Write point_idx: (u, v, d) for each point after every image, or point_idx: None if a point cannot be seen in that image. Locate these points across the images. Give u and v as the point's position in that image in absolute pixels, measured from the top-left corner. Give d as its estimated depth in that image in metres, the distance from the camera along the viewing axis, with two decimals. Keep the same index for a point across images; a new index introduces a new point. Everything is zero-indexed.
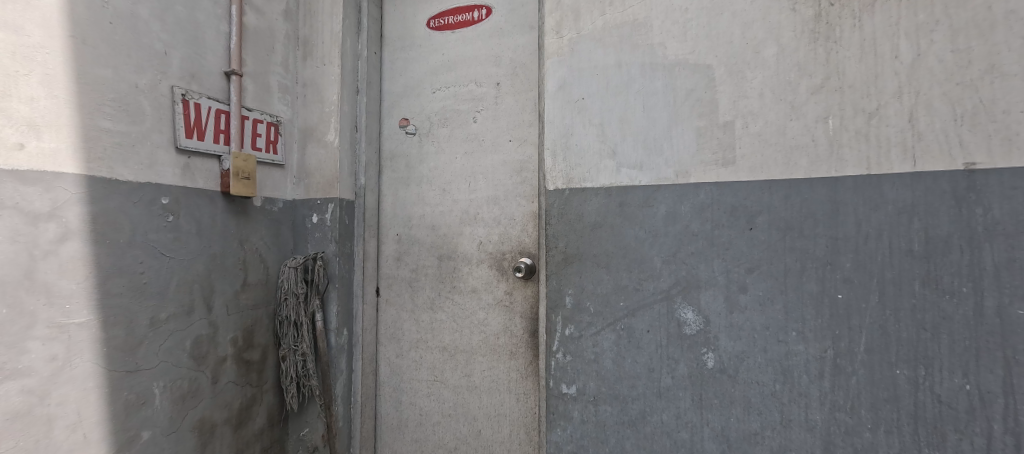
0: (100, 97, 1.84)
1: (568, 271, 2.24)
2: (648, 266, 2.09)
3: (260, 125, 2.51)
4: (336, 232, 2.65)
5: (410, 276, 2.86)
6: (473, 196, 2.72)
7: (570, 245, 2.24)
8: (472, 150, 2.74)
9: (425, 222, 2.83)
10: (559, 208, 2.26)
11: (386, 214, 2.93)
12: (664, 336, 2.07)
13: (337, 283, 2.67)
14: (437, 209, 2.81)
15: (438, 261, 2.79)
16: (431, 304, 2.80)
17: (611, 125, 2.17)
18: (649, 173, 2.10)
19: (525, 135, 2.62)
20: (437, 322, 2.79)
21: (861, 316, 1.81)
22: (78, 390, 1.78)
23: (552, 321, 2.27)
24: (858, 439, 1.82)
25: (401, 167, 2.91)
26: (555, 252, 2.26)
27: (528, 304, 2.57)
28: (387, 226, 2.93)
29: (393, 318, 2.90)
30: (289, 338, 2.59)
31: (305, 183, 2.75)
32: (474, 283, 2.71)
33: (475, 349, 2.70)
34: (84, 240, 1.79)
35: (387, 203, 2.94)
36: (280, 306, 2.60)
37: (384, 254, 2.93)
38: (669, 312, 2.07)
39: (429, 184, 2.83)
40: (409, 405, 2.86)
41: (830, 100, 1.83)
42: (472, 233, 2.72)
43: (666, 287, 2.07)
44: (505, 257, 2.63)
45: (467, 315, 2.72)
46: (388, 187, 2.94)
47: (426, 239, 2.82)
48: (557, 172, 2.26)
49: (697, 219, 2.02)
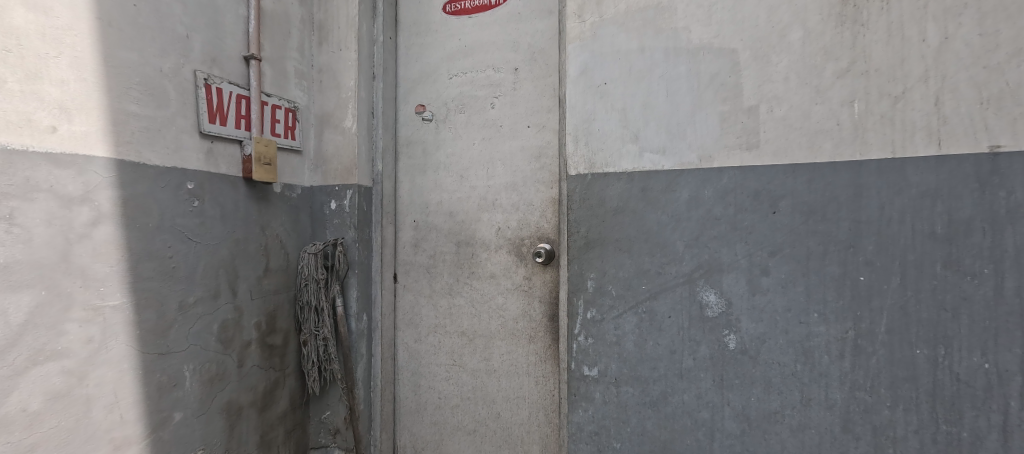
0: (127, 80, 1.82)
1: (590, 256, 2.26)
2: (671, 250, 2.12)
3: (278, 110, 2.51)
4: (354, 219, 2.68)
5: (428, 263, 2.88)
6: (491, 182, 2.74)
7: (591, 230, 2.26)
8: (490, 137, 2.75)
9: (443, 209, 2.85)
10: (581, 194, 2.28)
11: (403, 201, 2.95)
12: (685, 319, 2.11)
13: (357, 269, 2.70)
14: (455, 196, 2.82)
15: (456, 248, 2.82)
16: (449, 290, 2.83)
17: (634, 110, 2.18)
18: (672, 157, 2.12)
19: (543, 121, 2.63)
20: (455, 307, 2.82)
21: (882, 297, 1.84)
22: (115, 372, 1.81)
23: (573, 305, 2.30)
24: (876, 416, 1.86)
25: (418, 154, 2.91)
26: (577, 237, 2.29)
27: (546, 289, 2.60)
28: (403, 212, 2.94)
29: (411, 304, 2.93)
30: (310, 323, 2.62)
31: (323, 169, 2.76)
32: (493, 269, 2.73)
33: (494, 334, 2.73)
34: (116, 224, 1.79)
35: (404, 190, 2.94)
36: (300, 292, 2.63)
37: (401, 240, 2.95)
38: (691, 295, 2.10)
39: (446, 170, 2.84)
40: (428, 389, 2.90)
41: (855, 84, 1.85)
42: (490, 220, 2.74)
43: (689, 271, 2.10)
44: (523, 243, 2.65)
45: (486, 300, 2.75)
46: (405, 174, 2.95)
47: (444, 226, 2.84)
48: (579, 156, 2.28)
49: (720, 204, 2.05)
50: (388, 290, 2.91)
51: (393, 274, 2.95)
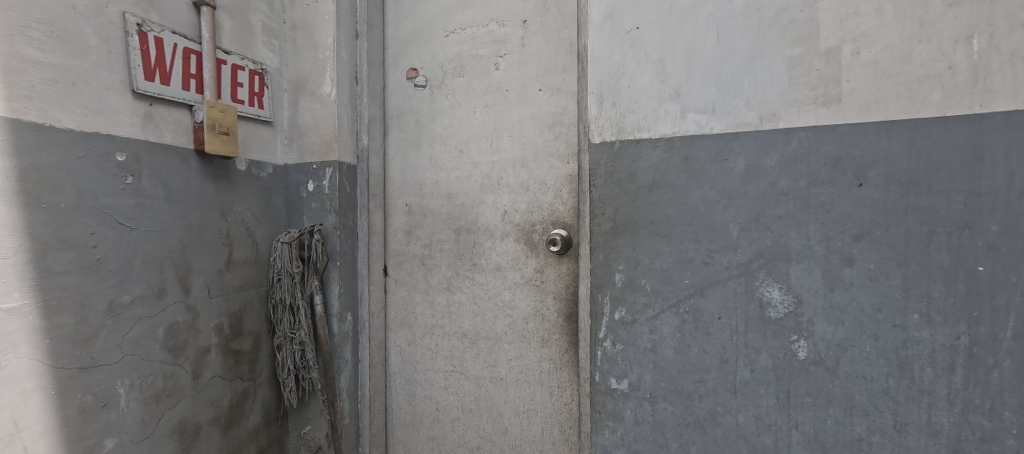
0: (23, 17, 1.41)
1: (618, 243, 1.84)
2: (722, 235, 1.70)
3: (241, 72, 2.08)
4: (335, 202, 2.25)
5: (423, 253, 2.46)
6: (495, 158, 2.31)
7: (623, 211, 1.83)
8: (494, 104, 2.31)
9: (439, 191, 2.42)
10: (608, 166, 1.85)
11: (393, 182, 2.52)
12: (741, 321, 1.68)
13: (338, 261, 2.28)
14: (453, 175, 2.39)
15: (455, 235, 2.40)
16: (447, 285, 2.42)
17: (674, 60, 1.75)
18: (724, 118, 1.69)
19: (558, 84, 2.19)
20: (455, 306, 2.41)
21: (1009, 293, 1.41)
22: (15, 393, 1.42)
23: (598, 303, 1.88)
24: (997, 447, 1.44)
25: (409, 126, 2.48)
26: (603, 220, 1.86)
27: (563, 283, 2.18)
28: (393, 195, 2.52)
29: (404, 302, 2.52)
30: (284, 324, 2.22)
31: (299, 144, 2.33)
32: (499, 260, 2.31)
33: (501, 336, 2.32)
34: (11, 204, 1.40)
35: (394, 168, 2.52)
36: (272, 288, 2.22)
37: (391, 227, 2.53)
38: (749, 291, 1.67)
39: (443, 145, 2.41)
40: (424, 399, 2.50)
41: (975, 14, 1.41)
42: (495, 201, 2.31)
43: (746, 260, 1.67)
44: (535, 229, 2.23)
45: (490, 297, 2.33)
46: (394, 150, 2.51)
47: (441, 211, 2.42)
48: (605, 120, 1.85)
49: (788, 175, 1.62)
50: (376, 286, 2.50)
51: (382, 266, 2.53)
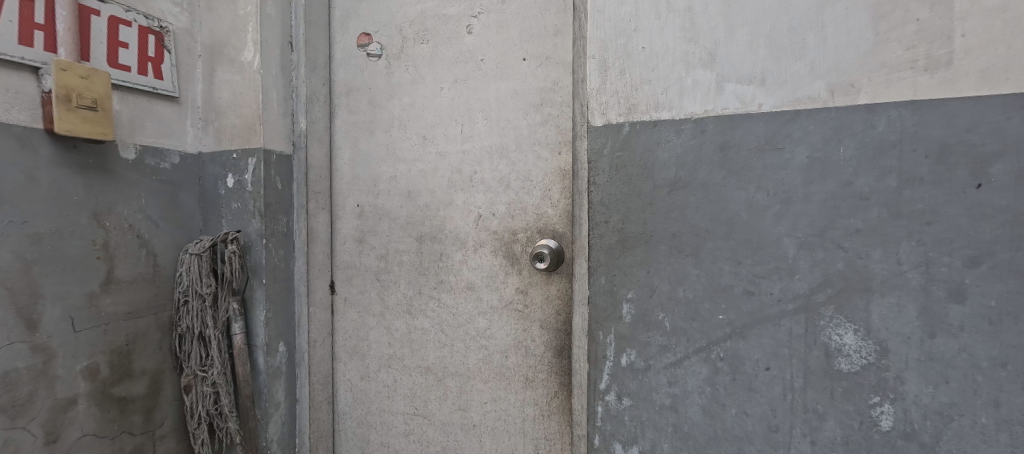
0: None
1: (626, 264, 1.34)
2: (773, 255, 1.22)
3: (127, 28, 1.51)
4: (261, 202, 1.70)
5: (377, 267, 1.95)
6: (466, 147, 1.81)
7: (634, 219, 1.33)
8: (465, 77, 1.80)
9: (398, 188, 1.91)
10: (611, 159, 1.35)
11: (340, 175, 1.99)
12: (800, 375, 1.22)
13: (264, 278, 1.73)
14: (414, 169, 1.88)
15: (417, 245, 1.89)
16: (407, 307, 1.92)
17: (707, 10, 1.26)
18: (777, 91, 1.22)
19: (547, 52, 1.69)
20: (417, 334, 1.91)
21: None
22: None
23: (603, 344, 1.37)
24: None
25: (359, 105, 1.96)
26: (606, 232, 1.36)
27: (553, 309, 1.70)
28: (340, 193, 2.00)
29: (353, 327, 2.00)
30: (193, 361, 1.67)
31: (216, 127, 1.76)
32: (472, 277, 1.82)
33: (472, 373, 1.83)
34: None
35: (340, 159, 1.99)
36: (178, 314, 1.67)
37: (337, 233, 2.01)
38: (810, 333, 1.21)
39: (402, 130, 1.90)
40: (380, 447, 2.01)
41: None
42: (466, 202, 1.81)
43: (806, 291, 1.20)
44: (517, 239, 1.74)
45: (461, 324, 1.84)
46: (341, 135, 1.99)
47: (400, 213, 1.91)
48: (610, 94, 1.35)
49: (869, 173, 1.15)
50: (319, 308, 1.96)
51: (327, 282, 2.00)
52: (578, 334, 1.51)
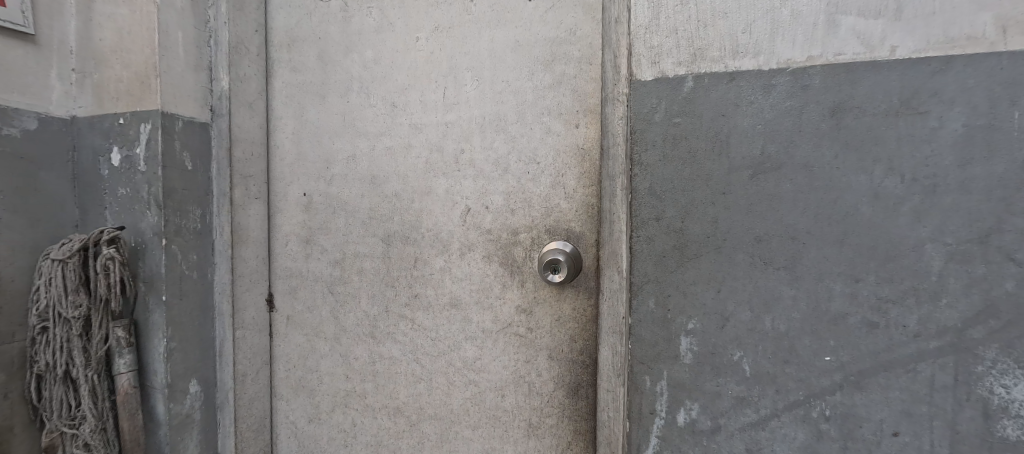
0: None
1: (686, 281, 0.93)
2: (907, 270, 0.84)
3: None
4: (158, 188, 1.20)
5: (330, 275, 1.48)
6: (449, 117, 1.35)
7: (701, 217, 0.92)
8: (448, 23, 1.35)
9: (358, 171, 1.44)
10: (667, 129, 0.93)
11: (280, 154, 1.51)
12: (943, 446, 0.84)
13: (162, 294, 1.23)
14: (379, 146, 1.42)
15: (383, 247, 1.43)
16: (370, 328, 1.46)
17: None
18: (921, 26, 0.82)
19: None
20: (383, 363, 1.45)
21: None
22: None
23: (654, 396, 0.96)
24: None
25: (305, 61, 1.48)
26: (657, 235, 0.94)
27: (567, 332, 1.28)
28: (280, 177, 1.51)
29: (299, 353, 1.53)
30: (56, 415, 1.18)
31: (96, 81, 1.25)
32: (456, 290, 1.37)
33: (457, 415, 1.39)
34: None
35: (280, 133, 1.50)
36: (31, 348, 1.18)
37: (277, 230, 1.52)
38: (961, 385, 0.82)
39: (364, 94, 1.43)
40: None
41: None
42: (450, 190, 1.36)
43: (957, 323, 0.82)
44: (519, 241, 1.30)
45: (442, 352, 1.39)
46: (280, 102, 1.50)
47: (361, 205, 1.44)
48: (666, 34, 0.92)
49: None
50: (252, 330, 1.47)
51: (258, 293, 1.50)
52: (613, 375, 1.10)
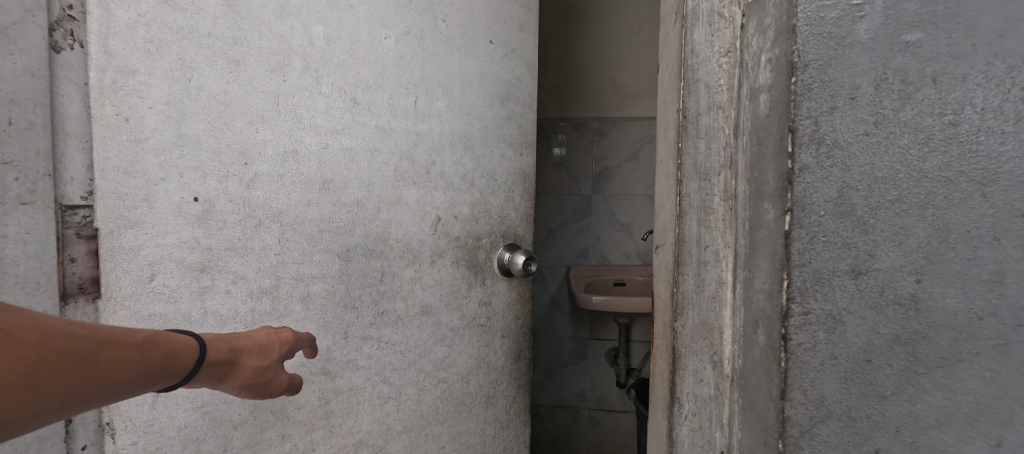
0: None
1: (916, 423, 0.39)
2: None
3: None
4: None
5: (245, 307, 0.80)
6: (420, 128, 0.97)
7: (973, 272, 0.37)
8: (422, 29, 0.96)
9: (301, 175, 0.84)
10: (890, 56, 0.38)
11: (116, 132, 0.69)
12: None
13: None
14: (332, 147, 0.87)
15: (339, 264, 0.89)
16: (323, 359, 0.87)
17: None
18: None
19: (515, 18, 1.09)
20: (341, 401, 0.90)
21: None
22: None
23: None
24: None
25: (201, 7, 0.73)
26: (855, 311, 0.40)
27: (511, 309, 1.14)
28: (136, 167, 0.70)
29: (219, 395, 0.78)
30: None
31: None
32: (429, 296, 1.00)
33: (425, 421, 1.01)
34: None
35: (73, 89, 0.67)
36: None
37: (118, 260, 0.70)
38: None
39: (312, 78, 0.83)
40: None
41: None
42: (421, 201, 0.98)
43: None
44: (481, 246, 1.07)
45: (411, 363, 0.98)
46: (118, 44, 0.68)
47: (308, 217, 0.85)
48: None
49: None
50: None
51: (73, 283, 0.68)
52: None
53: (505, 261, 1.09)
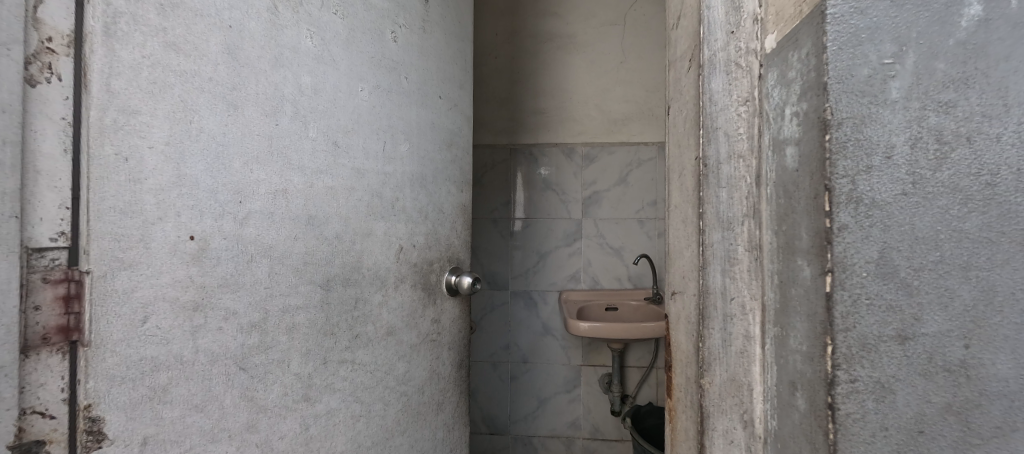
0: None
1: None
2: None
3: None
4: None
5: (236, 342, 0.76)
6: (388, 169, 1.06)
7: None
8: (390, 84, 1.07)
9: (290, 210, 0.84)
10: (924, 115, 0.38)
11: (111, 172, 0.62)
12: None
13: None
14: (317, 186, 0.90)
15: (320, 294, 0.90)
16: (304, 386, 0.87)
17: None
18: None
19: (456, 78, 1.31)
20: (320, 424, 0.90)
21: None
22: None
23: None
24: None
25: (204, 53, 0.71)
26: (903, 378, 0.38)
27: (456, 325, 1.29)
28: (133, 207, 0.64)
29: (208, 436, 0.72)
30: None
31: None
32: (393, 318, 1.07)
33: (389, 433, 1.06)
34: None
35: (48, 125, 0.58)
36: None
37: (110, 304, 0.62)
38: None
39: (301, 123, 0.86)
40: None
41: None
42: (387, 233, 1.06)
43: None
44: (433, 271, 1.20)
45: (378, 381, 1.03)
46: (122, 85, 0.62)
47: (295, 250, 0.85)
48: None
49: None
50: (49, 414, 0.59)
51: (35, 335, 0.58)
52: None
53: (451, 281, 1.25)
